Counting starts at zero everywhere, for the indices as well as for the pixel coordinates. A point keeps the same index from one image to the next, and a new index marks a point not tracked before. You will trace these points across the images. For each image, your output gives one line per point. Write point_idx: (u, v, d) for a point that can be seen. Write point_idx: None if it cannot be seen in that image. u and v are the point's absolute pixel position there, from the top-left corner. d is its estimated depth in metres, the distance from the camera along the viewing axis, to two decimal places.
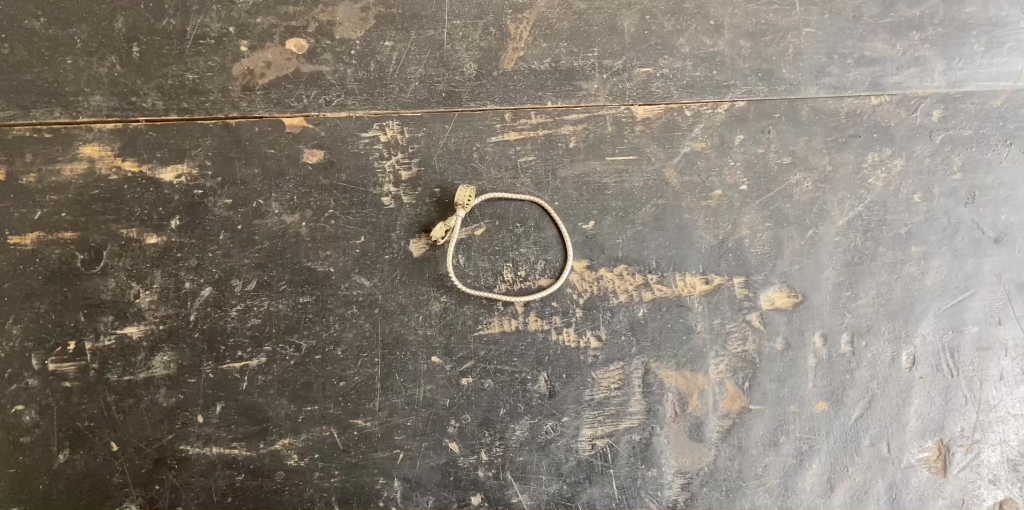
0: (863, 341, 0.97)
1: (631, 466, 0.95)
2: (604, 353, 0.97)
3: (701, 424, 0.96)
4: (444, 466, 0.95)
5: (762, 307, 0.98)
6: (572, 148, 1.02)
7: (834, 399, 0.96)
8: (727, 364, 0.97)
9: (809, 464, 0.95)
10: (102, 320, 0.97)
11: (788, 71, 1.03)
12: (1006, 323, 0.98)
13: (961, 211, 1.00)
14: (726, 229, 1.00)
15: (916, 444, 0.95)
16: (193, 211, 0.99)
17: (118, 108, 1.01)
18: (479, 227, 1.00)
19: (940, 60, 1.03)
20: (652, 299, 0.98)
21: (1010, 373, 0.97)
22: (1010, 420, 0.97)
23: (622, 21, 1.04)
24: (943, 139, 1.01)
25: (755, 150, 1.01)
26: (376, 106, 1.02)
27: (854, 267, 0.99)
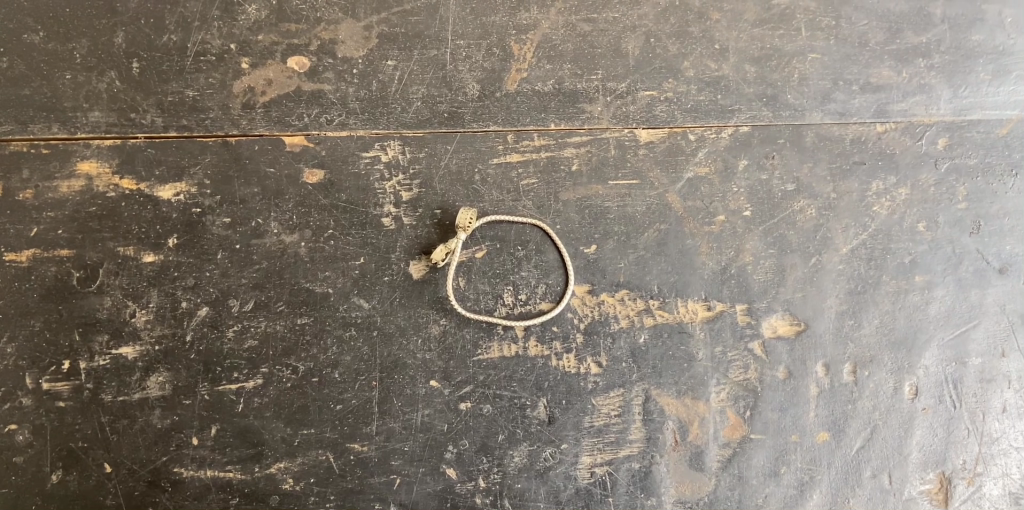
0: (866, 371, 0.96)
1: (630, 495, 0.94)
2: (604, 379, 0.96)
3: (702, 453, 0.95)
4: (441, 493, 0.94)
5: (764, 335, 0.97)
6: (575, 171, 1.01)
7: (836, 429, 0.95)
8: (728, 392, 0.96)
9: (810, 495, 0.94)
10: (97, 339, 0.96)
11: (792, 97, 1.02)
12: (1009, 355, 0.97)
13: (966, 240, 0.99)
14: (729, 256, 0.99)
15: (917, 477, 0.94)
16: (191, 230, 0.98)
17: (117, 124, 1.00)
18: (481, 250, 0.99)
19: (946, 88, 1.03)
20: (653, 325, 0.97)
21: (1013, 405, 0.97)
22: (1013, 453, 0.96)
23: (627, 44, 1.03)
24: (949, 168, 1.01)
25: (759, 176, 1.00)
26: (378, 126, 1.01)
27: (857, 295, 0.98)
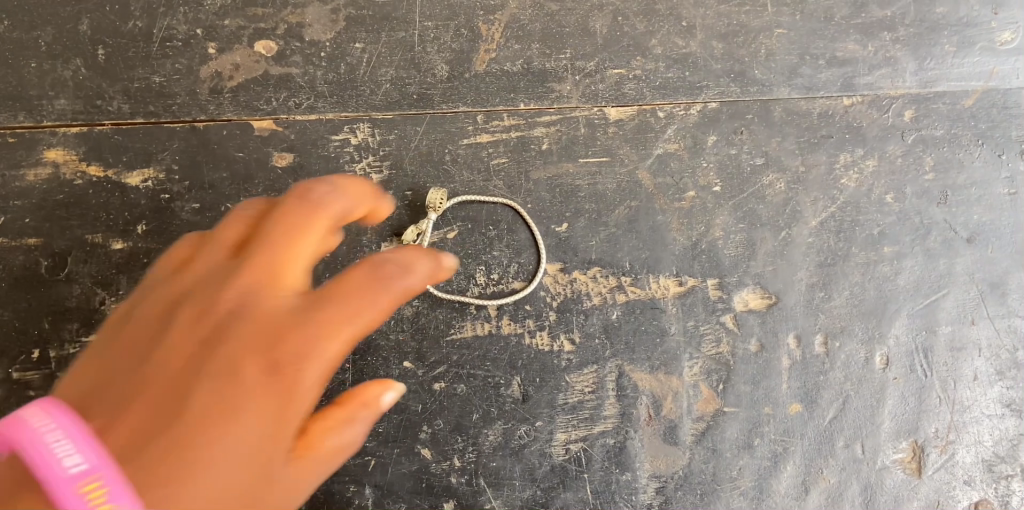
0: (837, 341, 0.96)
1: (606, 470, 0.94)
2: (578, 356, 0.96)
3: (676, 427, 0.95)
4: (416, 473, 0.93)
5: (736, 309, 0.97)
6: (545, 150, 1.01)
7: (808, 400, 0.95)
8: (701, 367, 0.96)
9: (784, 466, 0.94)
10: (67, 328, 0.95)
11: (759, 72, 1.03)
12: (979, 323, 0.98)
13: (933, 211, 1.00)
14: (700, 231, 0.99)
15: (890, 446, 0.95)
16: (160, 216, 0.97)
17: (83, 111, 0.99)
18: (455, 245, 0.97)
19: (911, 61, 1.04)
20: (625, 301, 0.97)
21: (984, 372, 0.97)
22: (985, 421, 0.96)
23: (595, 23, 1.04)
24: (915, 139, 1.01)
25: (728, 151, 1.01)
26: (347, 108, 1.01)
27: (827, 267, 0.98)
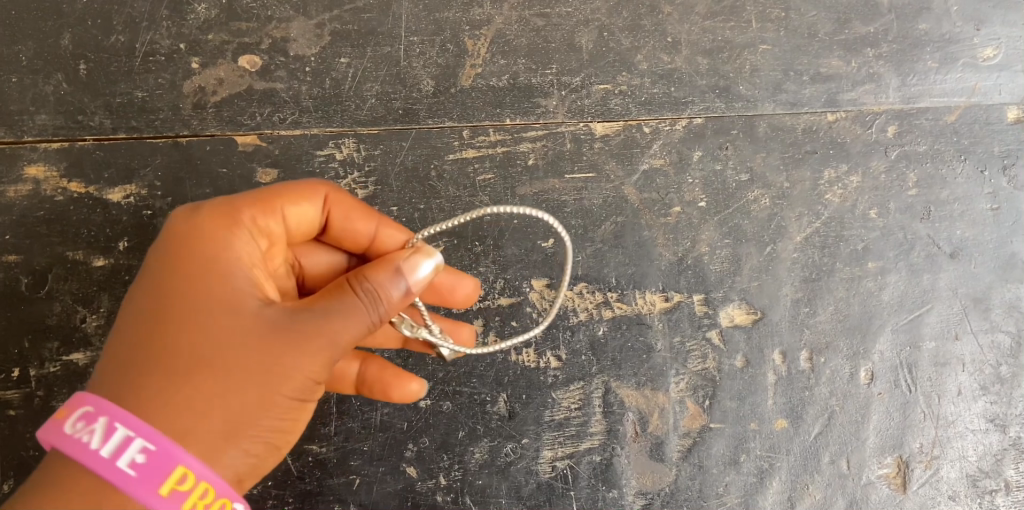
0: (822, 357, 0.97)
1: (592, 488, 0.93)
2: (565, 373, 0.95)
3: (662, 444, 0.94)
4: (401, 492, 0.92)
5: (722, 325, 0.97)
6: (531, 165, 1.01)
7: (793, 415, 0.95)
8: (688, 383, 0.96)
9: (770, 482, 0.94)
10: (47, 346, 0.93)
11: (744, 88, 1.04)
12: (963, 338, 0.98)
13: (917, 226, 1.01)
14: (686, 246, 0.99)
15: (875, 461, 0.95)
16: (143, 232, 0.96)
17: (64, 127, 0.98)
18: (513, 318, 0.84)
19: (894, 77, 1.05)
20: (612, 317, 0.97)
21: (968, 388, 0.97)
22: (969, 435, 0.96)
23: (580, 38, 1.05)
24: (899, 155, 1.02)
25: (713, 166, 1.01)
26: (332, 124, 1.00)
27: (812, 282, 0.99)
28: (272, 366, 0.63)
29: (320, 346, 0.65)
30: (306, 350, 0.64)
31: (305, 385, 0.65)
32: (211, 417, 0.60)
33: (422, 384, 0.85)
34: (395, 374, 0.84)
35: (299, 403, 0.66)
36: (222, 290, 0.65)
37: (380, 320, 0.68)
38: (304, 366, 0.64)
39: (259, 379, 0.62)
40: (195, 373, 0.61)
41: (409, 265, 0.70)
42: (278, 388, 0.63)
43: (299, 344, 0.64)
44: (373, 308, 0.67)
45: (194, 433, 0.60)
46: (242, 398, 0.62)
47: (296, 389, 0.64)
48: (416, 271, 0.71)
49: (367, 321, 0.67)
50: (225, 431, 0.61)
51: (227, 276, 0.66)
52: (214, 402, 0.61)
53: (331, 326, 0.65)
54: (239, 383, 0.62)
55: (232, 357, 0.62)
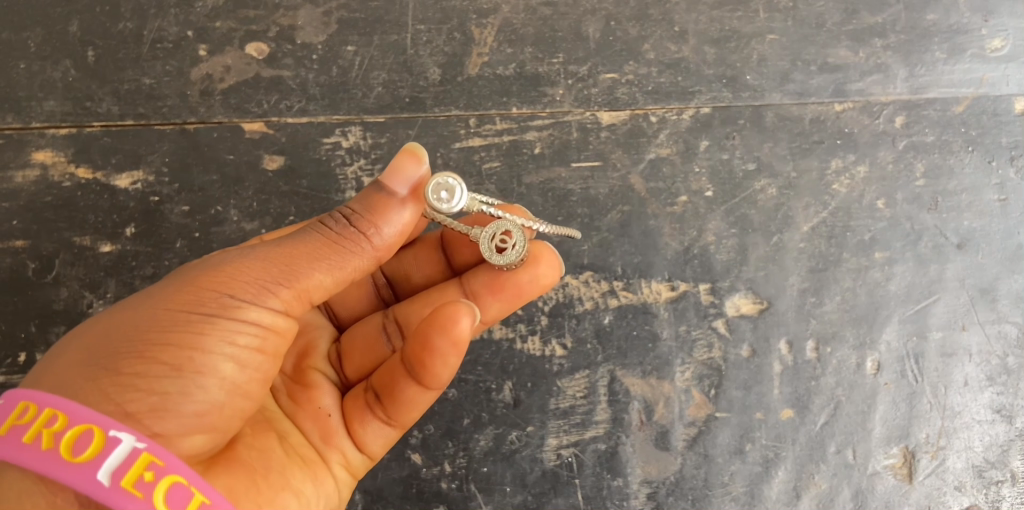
0: (828, 347, 0.97)
1: (597, 476, 0.93)
2: (570, 361, 0.95)
3: (667, 433, 0.94)
4: (407, 478, 0.92)
5: (728, 314, 0.97)
6: (537, 154, 1.00)
7: (799, 405, 0.95)
8: (693, 372, 0.95)
9: (776, 472, 0.93)
10: (53, 331, 0.92)
11: (752, 78, 1.04)
12: (970, 329, 0.98)
13: (924, 217, 1.00)
14: (692, 236, 0.99)
15: (881, 451, 0.94)
16: (150, 218, 0.96)
17: (72, 113, 0.99)
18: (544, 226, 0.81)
19: (902, 68, 1.05)
20: (617, 306, 0.96)
21: (974, 378, 0.97)
22: (975, 426, 0.96)
23: (587, 27, 1.05)
24: (906, 146, 1.02)
25: (720, 156, 1.01)
26: (339, 111, 1.00)
27: (819, 272, 0.98)
28: (159, 289, 0.60)
29: (213, 264, 0.61)
30: (195, 270, 0.61)
31: (199, 300, 0.58)
32: (84, 344, 0.58)
33: (468, 313, 0.63)
34: (435, 310, 0.64)
35: (204, 321, 0.58)
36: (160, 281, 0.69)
37: (354, 237, 0.62)
38: (188, 281, 0.59)
39: (141, 302, 0.59)
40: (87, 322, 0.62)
41: (389, 173, 0.65)
42: (159, 303, 0.58)
43: (189, 270, 0.62)
44: (318, 232, 0.63)
45: (63, 361, 0.57)
46: (119, 321, 0.59)
47: (184, 301, 0.58)
48: (401, 176, 0.65)
49: (297, 239, 0.62)
50: (96, 349, 0.57)
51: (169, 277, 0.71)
52: (91, 333, 0.59)
53: (236, 250, 0.63)
54: (119, 311, 0.60)
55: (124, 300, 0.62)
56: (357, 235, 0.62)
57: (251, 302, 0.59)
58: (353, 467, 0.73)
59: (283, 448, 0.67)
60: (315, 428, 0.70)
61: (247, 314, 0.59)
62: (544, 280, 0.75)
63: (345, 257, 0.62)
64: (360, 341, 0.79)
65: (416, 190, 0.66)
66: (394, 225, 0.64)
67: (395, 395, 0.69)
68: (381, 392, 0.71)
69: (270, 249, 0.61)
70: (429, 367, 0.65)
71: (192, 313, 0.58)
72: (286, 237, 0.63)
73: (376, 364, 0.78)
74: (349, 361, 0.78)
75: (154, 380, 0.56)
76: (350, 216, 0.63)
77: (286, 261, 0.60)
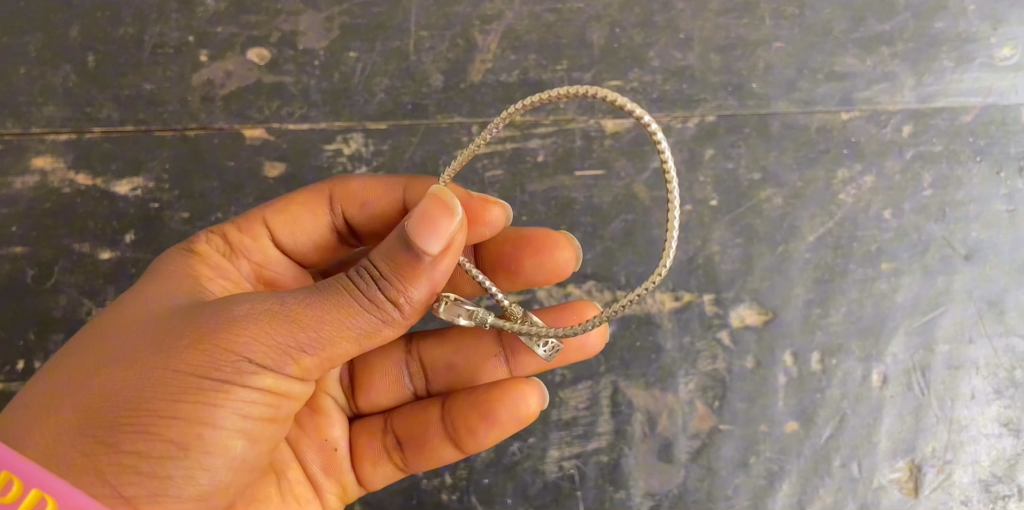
0: (834, 359, 0.96)
1: (600, 489, 0.92)
2: (573, 372, 0.94)
3: (671, 445, 0.93)
4: (407, 490, 0.91)
5: (732, 325, 0.95)
6: (541, 162, 0.99)
7: (804, 418, 0.94)
8: (697, 384, 0.94)
9: (780, 485, 0.92)
10: (52, 339, 0.91)
11: (758, 86, 1.03)
12: (977, 342, 0.96)
13: (931, 227, 0.99)
14: (696, 245, 0.97)
15: (886, 465, 0.93)
16: (150, 225, 0.95)
17: (71, 118, 0.98)
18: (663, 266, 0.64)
19: (910, 76, 1.04)
20: (621, 317, 0.95)
21: (981, 392, 0.95)
22: (982, 440, 0.94)
23: (591, 34, 1.04)
24: (913, 155, 1.01)
25: (725, 165, 1.00)
26: (340, 118, 0.99)
27: (826, 283, 0.97)
28: (163, 338, 0.55)
29: (225, 318, 0.55)
30: (206, 323, 0.55)
31: (208, 367, 0.54)
32: (78, 400, 0.54)
33: (536, 394, 0.73)
34: (501, 391, 0.73)
35: (213, 390, 0.54)
36: (151, 285, 0.63)
37: (383, 305, 0.56)
38: (196, 340, 0.54)
39: (136, 361, 0.55)
40: (81, 355, 0.57)
41: (419, 229, 0.56)
42: (162, 364, 0.54)
43: (197, 318, 0.56)
44: (342, 286, 0.56)
45: (55, 419, 0.54)
46: (113, 383, 0.54)
47: (191, 366, 0.54)
48: (435, 233, 0.56)
49: (321, 293, 0.56)
50: (87, 418, 0.53)
51: (164, 277, 0.64)
52: (85, 385, 0.55)
53: (251, 298, 0.57)
54: (117, 362, 0.55)
55: (119, 338, 0.57)
56: (388, 301, 0.56)
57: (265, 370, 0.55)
58: (348, 494, 0.77)
59: (280, 487, 0.69)
60: (316, 459, 0.73)
61: (259, 381, 0.56)
62: (590, 344, 0.80)
63: (372, 324, 0.57)
64: (380, 380, 0.78)
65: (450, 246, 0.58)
66: (424, 287, 0.58)
67: (424, 454, 0.75)
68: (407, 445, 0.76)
69: (290, 305, 0.56)
70: (473, 433, 0.73)
71: (199, 381, 0.54)
72: (306, 291, 0.57)
73: (396, 403, 0.79)
74: (363, 393, 0.78)
75: (157, 456, 0.53)
76: (378, 275, 0.56)
77: (308, 328, 0.55)
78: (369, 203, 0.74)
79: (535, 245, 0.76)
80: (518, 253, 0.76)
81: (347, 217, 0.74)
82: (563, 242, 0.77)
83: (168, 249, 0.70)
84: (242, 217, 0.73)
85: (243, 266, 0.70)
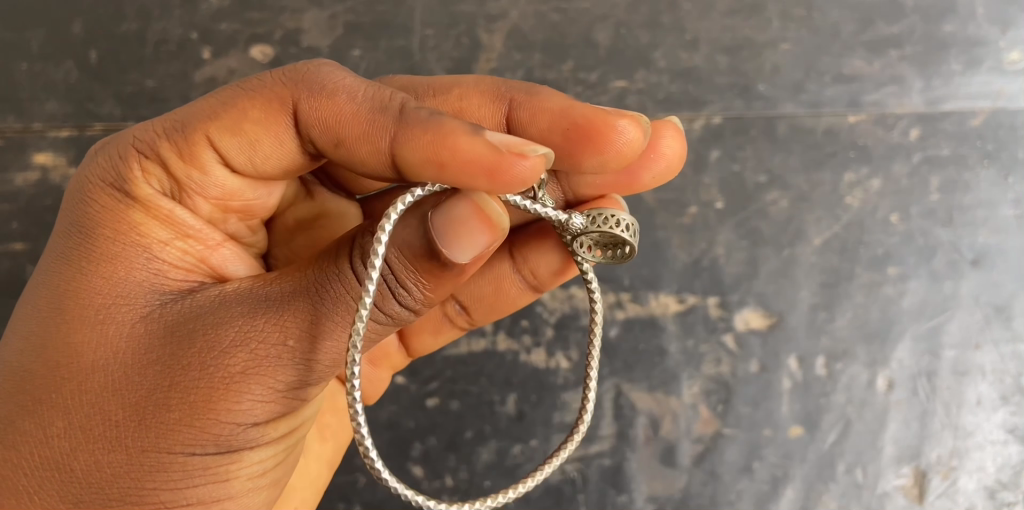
0: (839, 364, 0.95)
1: (602, 492, 0.91)
2: (576, 374, 0.93)
3: (674, 449, 0.92)
4: (408, 492, 0.90)
5: (737, 329, 0.95)
6: None
7: (809, 423, 0.93)
8: (701, 387, 0.93)
9: (784, 490, 0.92)
10: None
11: (765, 88, 1.02)
12: (983, 348, 0.96)
13: (938, 232, 0.98)
14: (701, 248, 0.97)
15: (891, 471, 0.92)
16: None
17: (74, 115, 0.97)
18: (572, 445, 0.71)
19: (918, 79, 1.03)
20: (625, 319, 0.95)
21: (988, 398, 0.94)
22: (988, 447, 0.93)
23: (597, 34, 1.03)
24: (921, 159, 1.00)
25: (731, 167, 0.99)
26: None
27: (832, 287, 0.97)
28: (146, 413, 0.53)
29: (215, 383, 0.53)
30: (193, 396, 0.53)
31: (211, 443, 0.54)
32: (66, 489, 0.53)
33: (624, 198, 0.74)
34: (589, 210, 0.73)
35: (222, 464, 0.55)
36: (97, 282, 0.56)
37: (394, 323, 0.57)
38: (190, 421, 0.53)
39: (126, 446, 0.53)
40: (46, 430, 0.53)
41: (452, 240, 0.53)
42: (157, 447, 0.53)
43: (179, 383, 0.53)
44: (348, 302, 0.54)
45: None
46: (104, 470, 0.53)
47: (190, 446, 0.54)
48: (469, 247, 0.53)
49: (318, 336, 0.54)
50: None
51: (110, 261, 0.57)
52: (68, 470, 0.53)
53: (238, 347, 0.54)
54: (97, 443, 0.53)
55: (88, 402, 0.53)
56: (404, 311, 0.56)
57: (271, 422, 0.56)
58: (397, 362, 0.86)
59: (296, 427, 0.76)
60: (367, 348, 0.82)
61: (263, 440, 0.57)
62: (670, 167, 0.73)
63: (382, 329, 0.57)
64: None
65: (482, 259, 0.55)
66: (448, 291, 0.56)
67: (495, 308, 0.81)
68: (471, 303, 0.81)
69: (289, 349, 0.54)
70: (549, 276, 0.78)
71: (203, 457, 0.54)
72: (300, 321, 0.54)
73: None
74: None
75: None
76: (393, 281, 0.54)
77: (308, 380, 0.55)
78: (345, 142, 0.59)
79: (589, 134, 0.66)
80: (574, 145, 0.67)
81: (316, 146, 0.60)
82: (617, 115, 0.66)
83: (92, 187, 0.59)
84: (178, 132, 0.60)
85: (199, 204, 0.62)
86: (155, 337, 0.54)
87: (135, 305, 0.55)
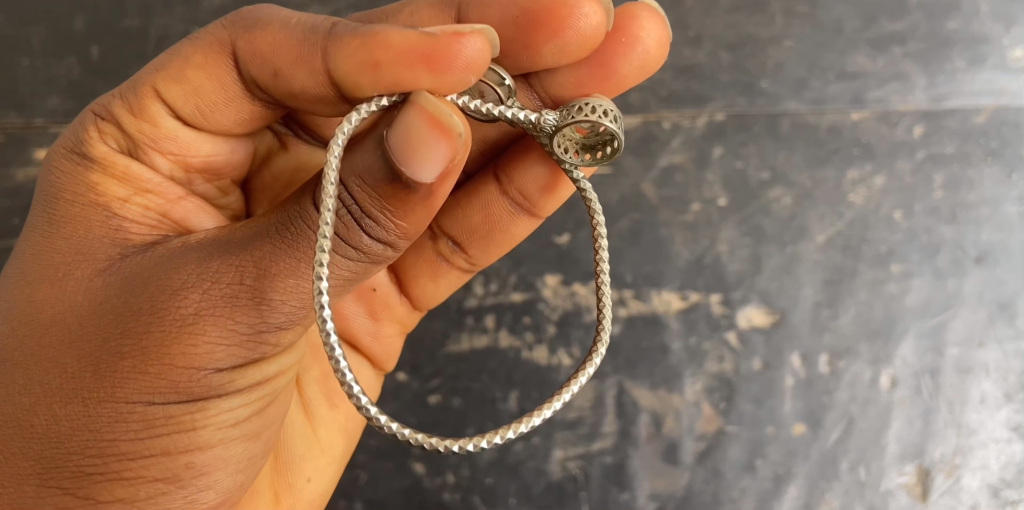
0: (842, 361, 0.94)
1: (605, 490, 0.91)
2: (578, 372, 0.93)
3: (676, 446, 0.92)
4: (409, 489, 0.90)
5: (739, 326, 0.94)
6: None
7: (812, 421, 0.93)
8: (704, 385, 0.93)
9: (787, 488, 0.91)
10: None
11: (768, 85, 1.02)
12: (987, 346, 0.95)
13: (942, 229, 0.98)
14: (704, 245, 0.96)
15: (894, 469, 0.92)
16: None
17: (75, 111, 0.97)
18: (594, 363, 0.64)
19: (922, 77, 1.03)
20: (627, 316, 0.94)
21: (991, 395, 0.94)
22: (992, 445, 0.93)
23: None
24: (924, 156, 1.00)
25: (733, 164, 0.99)
26: None
27: (835, 285, 0.96)
28: (100, 364, 0.54)
29: (168, 328, 0.53)
30: (146, 343, 0.54)
31: (170, 391, 0.54)
32: (32, 444, 0.55)
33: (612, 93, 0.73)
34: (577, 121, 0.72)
35: (188, 413, 0.56)
36: (57, 242, 0.58)
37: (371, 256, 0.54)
38: (144, 370, 0.54)
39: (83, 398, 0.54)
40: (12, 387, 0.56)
41: (408, 153, 0.50)
42: (113, 397, 0.54)
43: (130, 332, 0.54)
44: (309, 237, 0.52)
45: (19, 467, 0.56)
46: (67, 423, 0.55)
47: (147, 395, 0.54)
48: (427, 160, 0.50)
49: (277, 275, 0.53)
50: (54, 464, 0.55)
51: (71, 221, 0.58)
52: (31, 426, 0.55)
53: (189, 291, 0.53)
54: (57, 397, 0.55)
55: (47, 356, 0.55)
56: (377, 245, 0.54)
57: (238, 369, 0.56)
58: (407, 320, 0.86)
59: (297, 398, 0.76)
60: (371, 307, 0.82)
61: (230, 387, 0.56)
62: (651, 57, 0.71)
63: (359, 268, 0.56)
64: None
65: (449, 173, 0.52)
66: (424, 215, 0.53)
67: (492, 241, 0.80)
68: (467, 241, 0.80)
69: (245, 289, 0.53)
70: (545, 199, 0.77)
71: (165, 406, 0.55)
72: (255, 260, 0.53)
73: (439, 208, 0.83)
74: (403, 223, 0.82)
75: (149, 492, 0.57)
76: (359, 212, 0.52)
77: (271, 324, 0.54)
78: (282, 72, 0.59)
79: (546, 16, 0.65)
80: (530, 36, 0.66)
81: (258, 84, 0.61)
82: None
83: (56, 155, 0.61)
84: (131, 91, 0.62)
85: (157, 159, 0.62)
86: (110, 288, 0.55)
87: (92, 258, 0.57)
